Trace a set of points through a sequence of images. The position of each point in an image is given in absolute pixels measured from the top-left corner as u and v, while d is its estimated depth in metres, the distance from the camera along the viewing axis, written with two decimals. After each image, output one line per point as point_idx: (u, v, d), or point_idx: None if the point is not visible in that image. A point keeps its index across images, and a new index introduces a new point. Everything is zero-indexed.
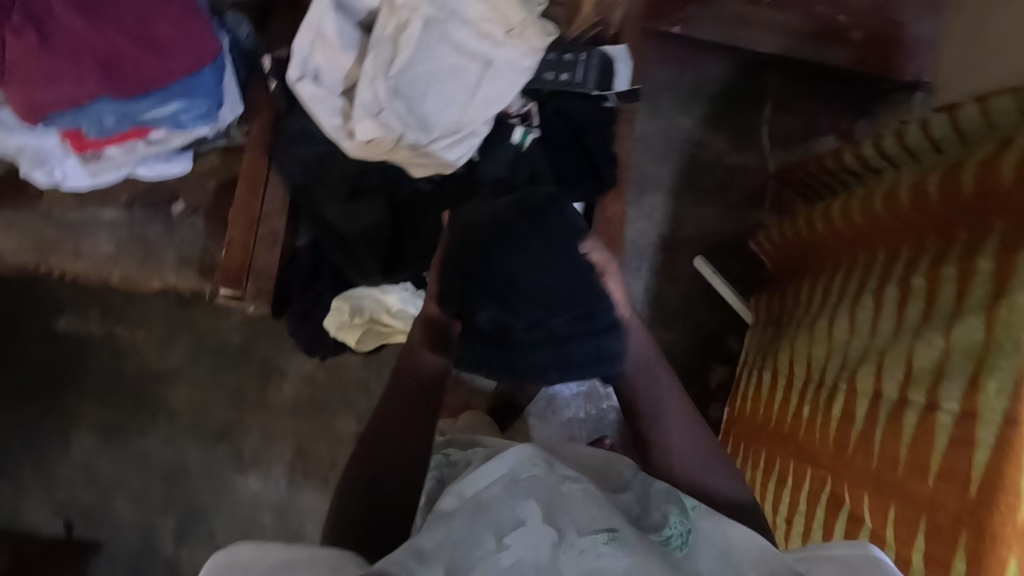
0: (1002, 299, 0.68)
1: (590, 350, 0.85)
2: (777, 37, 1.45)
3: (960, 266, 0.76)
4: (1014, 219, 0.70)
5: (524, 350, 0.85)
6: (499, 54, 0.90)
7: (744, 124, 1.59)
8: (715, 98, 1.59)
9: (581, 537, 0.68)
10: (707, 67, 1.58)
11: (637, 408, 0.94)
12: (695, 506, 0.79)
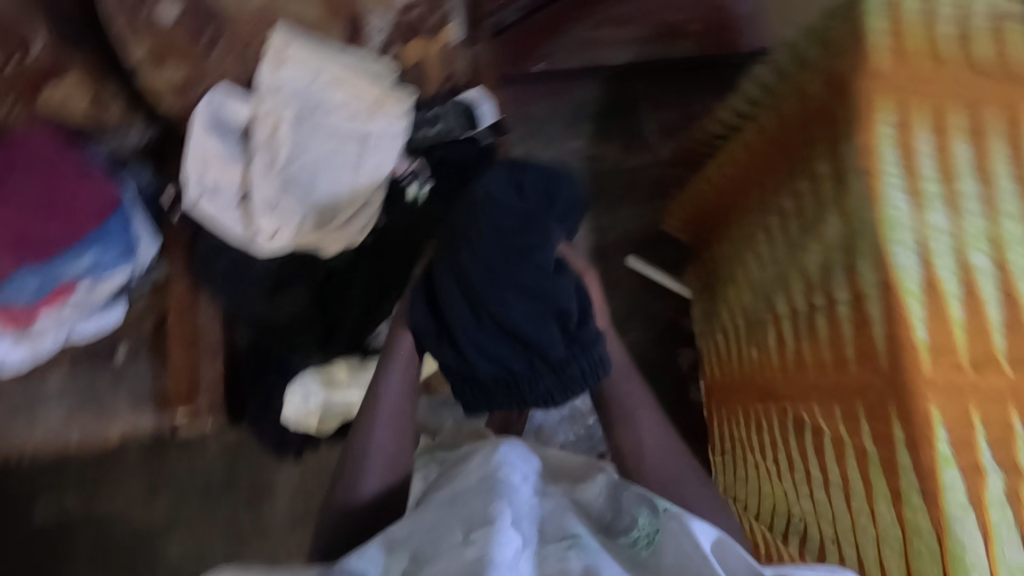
0: (845, 190, 0.77)
1: (582, 369, 0.86)
2: (630, 47, 1.58)
3: (812, 178, 0.85)
4: (832, 124, 0.80)
5: (526, 385, 0.86)
6: (372, 127, 1.01)
7: (630, 129, 1.73)
8: (596, 115, 1.73)
9: (547, 545, 0.74)
10: (580, 90, 1.72)
11: (615, 415, 1.02)
12: (666, 507, 0.79)
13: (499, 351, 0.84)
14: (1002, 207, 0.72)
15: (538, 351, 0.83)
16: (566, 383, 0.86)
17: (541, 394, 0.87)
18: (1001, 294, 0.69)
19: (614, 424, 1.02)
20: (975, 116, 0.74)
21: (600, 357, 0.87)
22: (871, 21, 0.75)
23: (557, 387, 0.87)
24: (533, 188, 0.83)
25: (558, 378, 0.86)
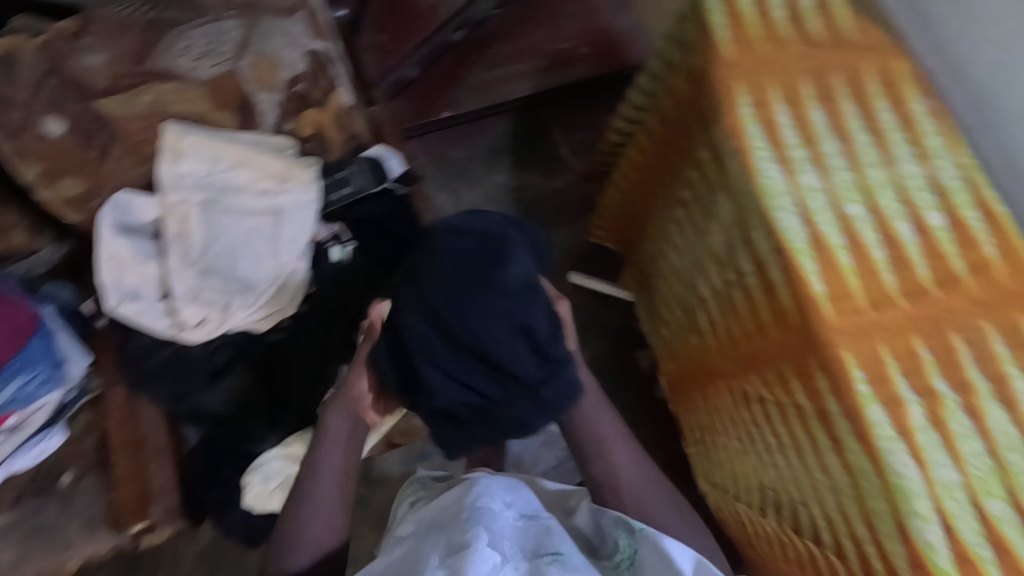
0: (725, 171, 0.83)
1: (555, 388, 0.83)
2: (524, 80, 1.69)
3: (698, 165, 0.91)
4: (701, 114, 0.87)
5: (501, 413, 0.83)
6: (283, 200, 1.02)
7: (547, 155, 1.77)
8: (512, 147, 1.76)
9: (527, 560, 0.79)
10: (491, 127, 1.75)
11: (587, 448, 1.02)
12: (642, 527, 0.88)
13: (472, 379, 0.80)
14: (864, 158, 0.79)
15: (507, 377, 0.80)
16: (541, 404, 0.83)
17: (516, 421, 0.84)
18: (880, 235, 0.75)
19: (587, 459, 1.02)
20: (820, 82, 0.81)
21: (570, 373, 0.85)
22: (714, 17, 0.84)
23: (533, 411, 0.83)
24: (493, 223, 0.84)
25: (532, 401, 0.82)
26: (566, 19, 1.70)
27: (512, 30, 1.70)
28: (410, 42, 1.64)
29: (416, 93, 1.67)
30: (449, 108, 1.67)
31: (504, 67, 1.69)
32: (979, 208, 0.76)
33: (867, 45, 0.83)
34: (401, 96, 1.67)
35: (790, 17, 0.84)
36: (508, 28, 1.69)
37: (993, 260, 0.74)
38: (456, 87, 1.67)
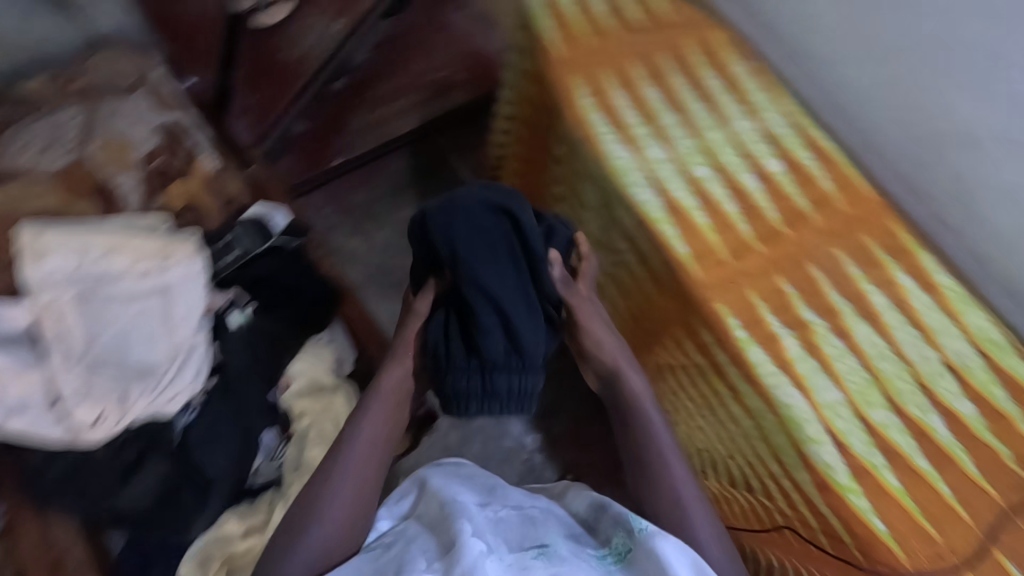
0: (580, 160, 0.87)
1: (496, 384, 0.71)
2: (411, 114, 1.63)
3: (561, 161, 0.95)
4: (551, 112, 0.91)
5: (450, 383, 0.73)
6: (168, 277, 0.98)
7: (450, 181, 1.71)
8: (413, 180, 1.69)
9: (510, 553, 0.69)
10: (389, 163, 1.68)
11: (623, 418, 0.80)
12: (643, 527, 0.70)
13: (448, 327, 0.74)
14: (701, 123, 0.84)
15: (476, 349, 0.72)
16: (476, 392, 0.72)
17: (447, 393, 0.74)
18: (728, 190, 0.80)
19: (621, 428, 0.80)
20: (648, 64, 0.88)
21: (522, 384, 0.72)
22: (541, 22, 0.89)
23: (480, 393, 0.72)
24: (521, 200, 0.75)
25: (470, 386, 0.72)
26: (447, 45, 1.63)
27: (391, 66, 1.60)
28: (287, 94, 1.48)
29: (305, 146, 1.57)
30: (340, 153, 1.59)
31: (386, 102, 1.61)
32: (810, 148, 0.83)
33: (683, 23, 0.91)
34: (289, 153, 1.57)
35: (610, 10, 0.91)
36: (385, 66, 1.60)
37: (830, 192, 0.80)
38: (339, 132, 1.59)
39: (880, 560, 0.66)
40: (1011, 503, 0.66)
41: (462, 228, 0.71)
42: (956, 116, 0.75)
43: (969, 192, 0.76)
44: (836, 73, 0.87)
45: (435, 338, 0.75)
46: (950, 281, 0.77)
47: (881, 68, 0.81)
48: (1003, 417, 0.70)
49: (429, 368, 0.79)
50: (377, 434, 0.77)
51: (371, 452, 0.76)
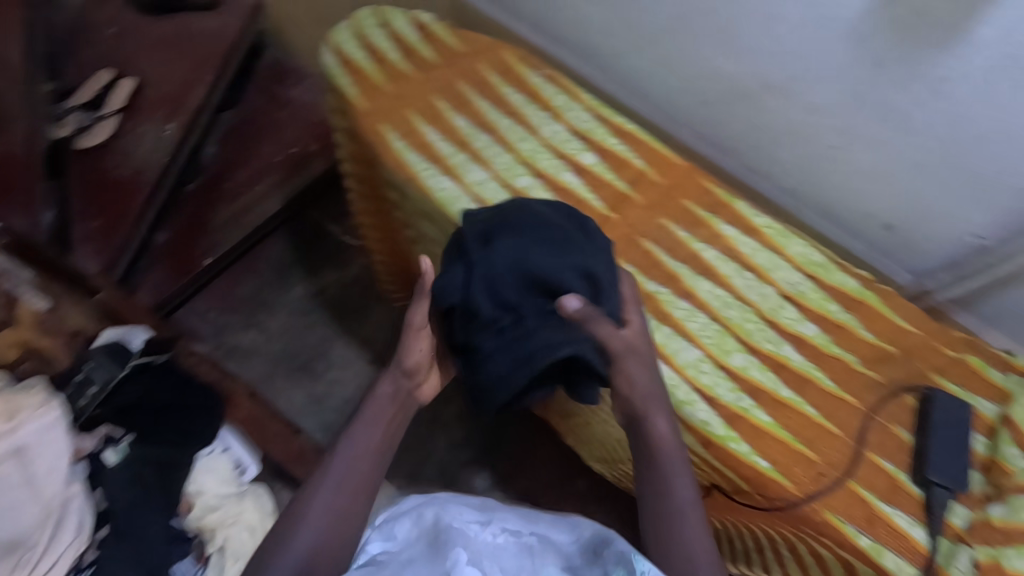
0: (409, 200, 0.89)
1: (512, 357, 0.63)
2: (271, 197, 1.44)
3: (395, 205, 0.96)
4: (370, 160, 0.94)
5: (476, 385, 0.67)
6: (22, 435, 0.85)
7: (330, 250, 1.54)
8: (293, 256, 1.52)
9: None
10: (267, 247, 1.53)
11: (645, 461, 0.65)
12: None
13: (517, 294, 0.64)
14: (513, 138, 0.88)
15: (483, 325, 0.65)
16: (498, 375, 0.64)
17: (476, 392, 0.68)
18: (552, 192, 0.84)
19: (642, 469, 0.65)
20: (451, 94, 0.91)
21: (542, 342, 0.62)
22: (340, 80, 0.91)
23: (502, 374, 0.64)
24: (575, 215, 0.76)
25: (491, 372, 0.65)
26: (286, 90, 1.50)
27: (242, 157, 1.45)
28: (134, 210, 1.20)
29: (167, 257, 1.35)
30: (208, 254, 1.37)
31: (237, 190, 1.42)
32: (616, 133, 0.88)
33: (474, 50, 0.95)
34: (152, 269, 1.34)
35: (403, 54, 0.94)
36: (235, 156, 1.45)
37: (643, 168, 0.85)
38: (200, 232, 1.38)
39: (776, 496, 0.68)
40: (868, 404, 0.71)
41: (527, 219, 0.69)
42: (723, 77, 0.82)
43: (761, 139, 0.85)
44: (621, 64, 0.93)
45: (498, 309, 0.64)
46: (767, 221, 0.82)
47: (653, 49, 0.87)
48: (842, 329, 0.76)
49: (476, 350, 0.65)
50: (370, 440, 0.67)
51: (353, 466, 0.65)
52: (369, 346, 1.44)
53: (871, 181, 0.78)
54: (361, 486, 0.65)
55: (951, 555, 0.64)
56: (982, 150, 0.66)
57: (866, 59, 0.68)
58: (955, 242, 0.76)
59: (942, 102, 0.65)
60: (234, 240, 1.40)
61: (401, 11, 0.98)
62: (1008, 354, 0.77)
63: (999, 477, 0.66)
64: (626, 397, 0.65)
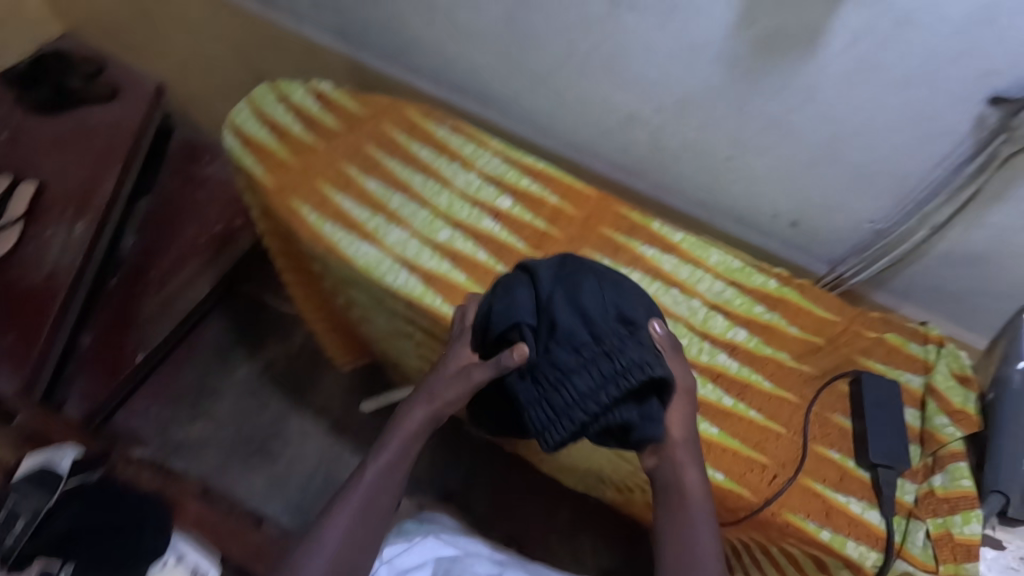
0: (334, 271, 0.87)
1: (598, 375, 0.59)
2: (200, 283, 1.36)
3: (323, 276, 0.93)
4: (288, 234, 0.90)
5: (548, 409, 0.60)
6: None
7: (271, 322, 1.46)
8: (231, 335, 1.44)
9: None
10: (205, 333, 1.44)
11: (672, 510, 0.61)
12: None
13: (595, 322, 0.62)
14: (427, 193, 0.88)
15: (566, 343, 0.61)
16: (582, 394, 0.58)
17: (547, 418, 0.60)
18: (473, 241, 0.85)
19: (665, 515, 0.61)
20: (359, 159, 0.91)
21: (631, 358, 0.59)
22: (245, 160, 0.90)
23: (585, 390, 0.59)
24: None
25: (573, 391, 0.59)
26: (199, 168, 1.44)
27: (161, 245, 1.36)
28: (51, 320, 1.13)
29: (94, 362, 1.26)
30: (141, 348, 1.28)
31: (160, 278, 1.33)
32: (527, 173, 0.90)
33: (376, 112, 0.96)
34: (78, 377, 1.24)
35: (306, 126, 0.94)
36: (154, 242, 1.37)
37: (558, 204, 0.88)
38: (128, 328, 1.29)
39: (736, 505, 0.69)
40: (807, 398, 0.74)
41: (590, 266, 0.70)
42: (617, 107, 0.85)
43: (665, 159, 0.88)
44: (520, 106, 0.96)
45: (579, 335, 0.61)
46: (684, 235, 0.85)
47: (547, 87, 0.90)
48: (771, 328, 0.78)
49: (558, 374, 0.59)
50: (396, 464, 0.66)
51: (366, 512, 0.63)
52: (326, 414, 1.37)
53: (772, 184, 0.82)
54: (373, 528, 0.63)
55: (908, 533, 0.66)
56: (858, 146, 0.71)
57: (738, 77, 0.71)
58: (855, 230, 0.81)
59: (814, 107, 0.69)
60: (167, 331, 1.32)
61: (298, 83, 0.98)
62: (923, 324, 0.81)
63: (934, 447, 0.69)
64: (665, 446, 0.62)
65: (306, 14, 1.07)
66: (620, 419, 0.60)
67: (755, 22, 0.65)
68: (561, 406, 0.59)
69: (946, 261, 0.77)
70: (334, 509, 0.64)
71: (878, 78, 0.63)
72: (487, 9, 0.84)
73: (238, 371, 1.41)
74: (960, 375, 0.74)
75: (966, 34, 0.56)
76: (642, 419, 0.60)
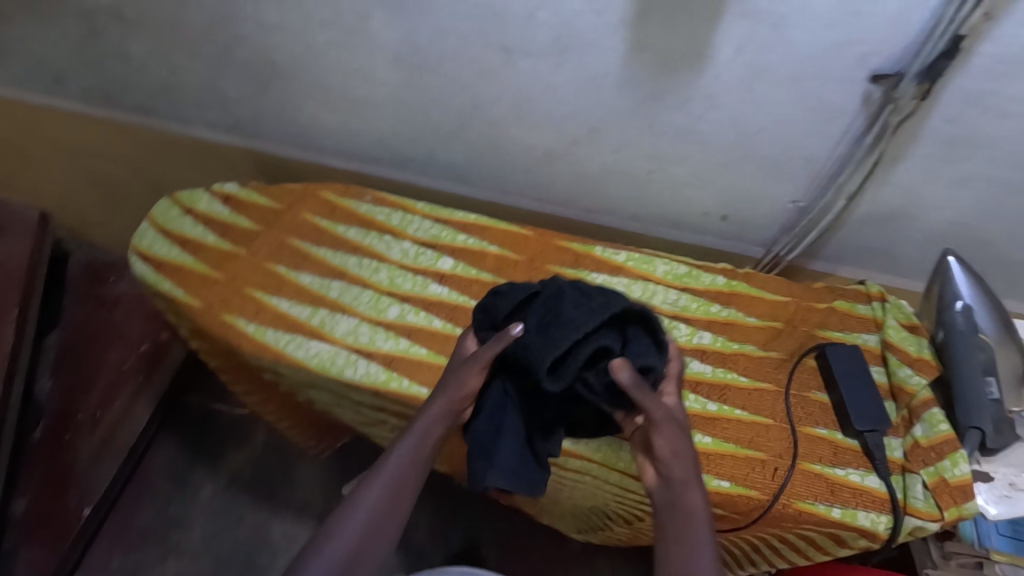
0: (289, 376, 0.81)
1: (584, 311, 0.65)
2: (139, 410, 1.20)
3: (277, 380, 0.85)
4: (226, 346, 0.83)
5: (546, 339, 0.63)
6: None
7: (226, 430, 1.27)
8: (182, 454, 1.24)
9: None
10: (154, 461, 1.23)
11: (674, 529, 0.60)
12: None
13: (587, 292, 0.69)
14: (365, 273, 0.86)
15: (563, 298, 0.67)
16: (571, 325, 0.63)
17: (543, 349, 0.63)
18: (425, 311, 0.82)
19: (668, 533, 0.60)
20: (286, 254, 0.87)
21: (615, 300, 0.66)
22: (164, 285, 0.83)
23: (578, 320, 0.64)
24: None
25: (564, 325, 0.64)
26: (110, 290, 1.33)
27: (84, 384, 1.21)
28: None
29: (34, 532, 1.08)
30: (87, 498, 1.11)
31: (92, 417, 1.18)
32: (461, 229, 0.90)
33: (292, 203, 0.92)
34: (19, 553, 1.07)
35: (220, 234, 0.88)
36: (75, 381, 1.21)
37: (500, 253, 0.87)
38: (68, 481, 1.12)
39: (749, 508, 0.69)
40: (783, 382, 0.76)
41: None
42: (533, 146, 0.86)
43: (590, 184, 0.89)
44: (438, 162, 0.95)
45: (573, 296, 0.68)
46: (627, 254, 0.87)
47: (459, 141, 0.89)
48: (732, 324, 0.81)
49: (556, 317, 0.65)
50: (416, 455, 0.65)
51: (377, 521, 0.60)
52: (309, 511, 1.18)
53: (694, 187, 0.85)
54: (384, 537, 0.60)
55: (907, 488, 0.68)
56: (766, 139, 0.74)
57: (642, 98, 0.73)
58: (780, 211, 0.85)
59: (718, 112, 0.72)
60: (113, 469, 1.16)
61: (201, 190, 0.93)
62: (863, 282, 0.86)
63: (906, 399, 0.73)
64: (662, 465, 0.64)
65: (189, 116, 1.01)
66: (609, 345, 0.64)
67: (647, 46, 0.67)
68: (557, 337, 0.63)
69: (865, 221, 0.83)
70: (351, 503, 0.62)
71: (769, 78, 0.66)
72: (381, 79, 0.82)
73: (201, 491, 1.20)
74: (908, 325, 0.79)
75: (834, 26, 0.60)
76: (631, 352, 0.65)
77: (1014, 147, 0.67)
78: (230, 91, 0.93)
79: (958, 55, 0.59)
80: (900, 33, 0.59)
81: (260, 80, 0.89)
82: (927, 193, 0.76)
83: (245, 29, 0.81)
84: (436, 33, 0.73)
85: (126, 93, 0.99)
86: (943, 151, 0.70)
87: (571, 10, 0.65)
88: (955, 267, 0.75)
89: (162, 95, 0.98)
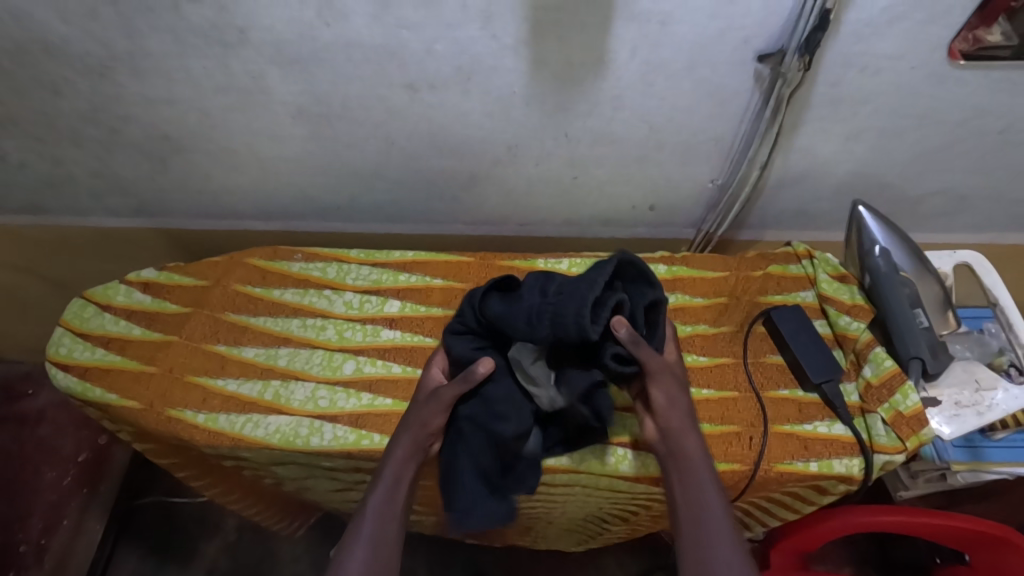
0: (251, 457, 0.76)
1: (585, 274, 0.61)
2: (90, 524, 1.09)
3: (237, 463, 0.80)
4: (172, 439, 0.77)
5: (565, 301, 0.59)
6: None
7: (191, 523, 1.16)
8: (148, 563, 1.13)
9: None
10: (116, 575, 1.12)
11: (678, 475, 0.62)
12: None
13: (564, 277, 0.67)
14: (312, 333, 0.82)
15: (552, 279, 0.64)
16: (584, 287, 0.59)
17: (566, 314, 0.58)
18: (382, 359, 0.80)
19: (673, 480, 0.62)
20: (223, 331, 0.83)
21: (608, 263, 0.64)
22: (94, 390, 0.77)
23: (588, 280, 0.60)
24: None
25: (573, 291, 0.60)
26: (31, 407, 1.21)
27: (18, 511, 1.09)
28: None
29: None
30: None
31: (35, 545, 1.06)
32: (401, 269, 0.88)
33: (218, 276, 0.87)
34: None
35: (147, 324, 0.83)
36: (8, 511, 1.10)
37: (445, 284, 0.87)
38: None
39: (736, 482, 0.71)
40: (740, 352, 0.80)
41: None
42: (456, 173, 0.86)
43: (518, 199, 0.90)
44: (362, 206, 0.93)
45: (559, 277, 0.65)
46: (569, 261, 0.88)
47: (381, 181, 0.88)
48: (681, 308, 0.84)
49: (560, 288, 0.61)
50: (395, 502, 0.61)
51: None
52: None
53: (618, 185, 0.87)
54: None
55: (870, 427, 0.73)
56: (676, 128, 0.77)
57: (551, 110, 0.75)
58: (702, 191, 0.88)
59: (626, 111, 0.75)
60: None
61: (115, 282, 0.86)
62: (790, 243, 0.91)
63: (851, 344, 0.78)
64: (659, 417, 0.65)
65: (85, 206, 0.94)
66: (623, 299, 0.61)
67: (548, 62, 0.68)
68: (576, 301, 0.58)
69: (779, 187, 0.88)
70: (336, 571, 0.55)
71: (667, 72, 0.69)
72: (290, 135, 0.80)
73: None
74: (838, 275, 0.84)
75: (718, 18, 0.63)
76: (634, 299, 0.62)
77: (891, 98, 0.73)
78: (127, 174, 0.87)
79: (830, 26, 0.64)
80: (775, 14, 0.63)
81: (157, 158, 0.84)
82: (827, 151, 0.81)
83: (132, 107, 0.76)
84: (337, 80, 0.72)
85: (8, 195, 0.91)
86: (833, 112, 0.75)
87: (469, 38, 0.66)
88: (865, 215, 0.80)
89: (50, 190, 0.90)
